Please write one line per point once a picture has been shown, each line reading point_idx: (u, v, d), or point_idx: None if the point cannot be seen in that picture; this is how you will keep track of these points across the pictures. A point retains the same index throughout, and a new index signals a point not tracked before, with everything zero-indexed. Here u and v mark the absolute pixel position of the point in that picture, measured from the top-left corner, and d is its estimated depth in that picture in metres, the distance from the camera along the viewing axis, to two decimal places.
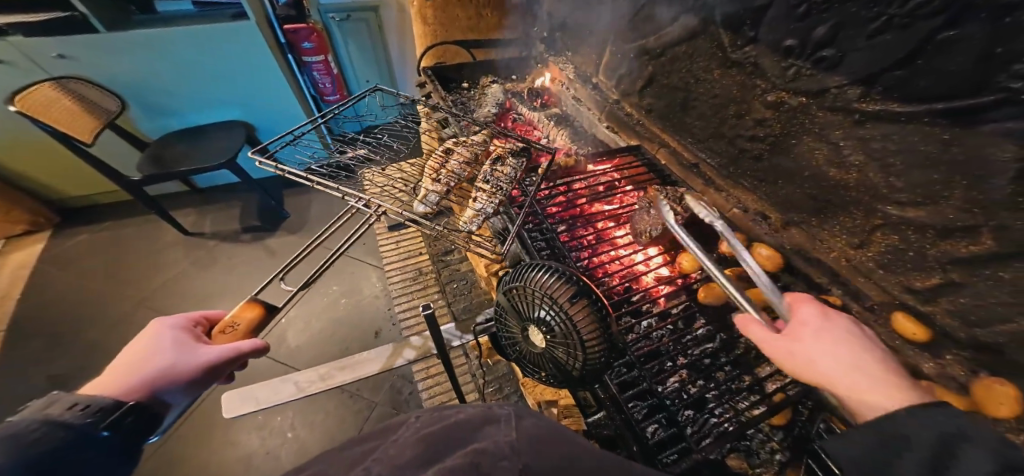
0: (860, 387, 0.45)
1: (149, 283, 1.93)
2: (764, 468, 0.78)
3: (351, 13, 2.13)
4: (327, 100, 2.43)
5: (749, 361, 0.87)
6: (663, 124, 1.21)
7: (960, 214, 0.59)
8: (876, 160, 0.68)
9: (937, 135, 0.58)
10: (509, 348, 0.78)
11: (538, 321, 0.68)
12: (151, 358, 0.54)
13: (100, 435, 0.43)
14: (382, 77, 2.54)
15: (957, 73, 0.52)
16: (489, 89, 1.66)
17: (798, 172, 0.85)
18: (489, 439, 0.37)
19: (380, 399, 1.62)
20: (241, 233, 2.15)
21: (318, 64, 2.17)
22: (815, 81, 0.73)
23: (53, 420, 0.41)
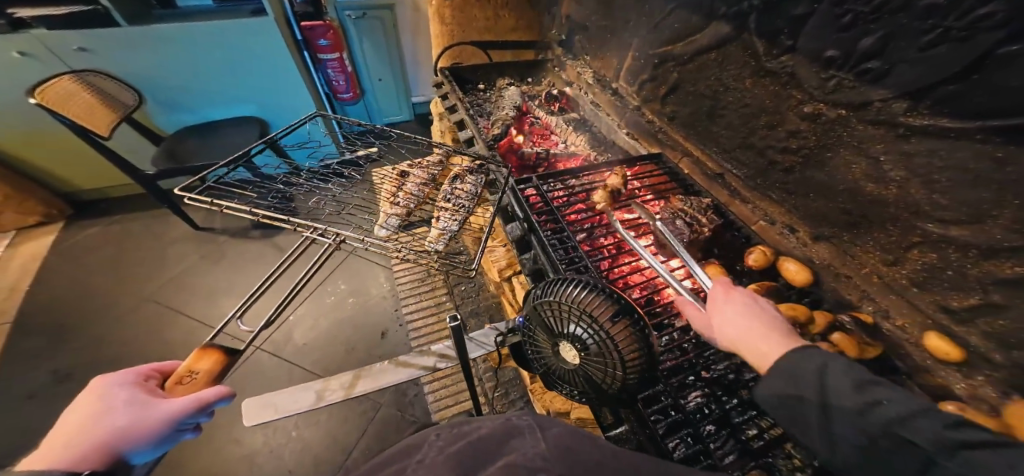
0: (756, 348, 0.53)
1: (158, 277, 1.93)
2: None
3: (367, 11, 2.11)
4: (340, 98, 2.43)
5: None
6: (686, 132, 1.19)
7: (1008, 235, 0.57)
8: (919, 176, 0.66)
9: (988, 153, 0.56)
10: (536, 363, 0.78)
11: (568, 335, 0.68)
12: (106, 420, 0.51)
13: None
14: (396, 77, 2.51)
15: (1019, 91, 0.50)
16: (506, 92, 1.64)
17: (832, 186, 0.83)
18: (516, 453, 0.37)
19: (385, 401, 1.59)
20: (251, 230, 2.14)
21: (333, 62, 2.17)
22: (857, 93, 0.71)
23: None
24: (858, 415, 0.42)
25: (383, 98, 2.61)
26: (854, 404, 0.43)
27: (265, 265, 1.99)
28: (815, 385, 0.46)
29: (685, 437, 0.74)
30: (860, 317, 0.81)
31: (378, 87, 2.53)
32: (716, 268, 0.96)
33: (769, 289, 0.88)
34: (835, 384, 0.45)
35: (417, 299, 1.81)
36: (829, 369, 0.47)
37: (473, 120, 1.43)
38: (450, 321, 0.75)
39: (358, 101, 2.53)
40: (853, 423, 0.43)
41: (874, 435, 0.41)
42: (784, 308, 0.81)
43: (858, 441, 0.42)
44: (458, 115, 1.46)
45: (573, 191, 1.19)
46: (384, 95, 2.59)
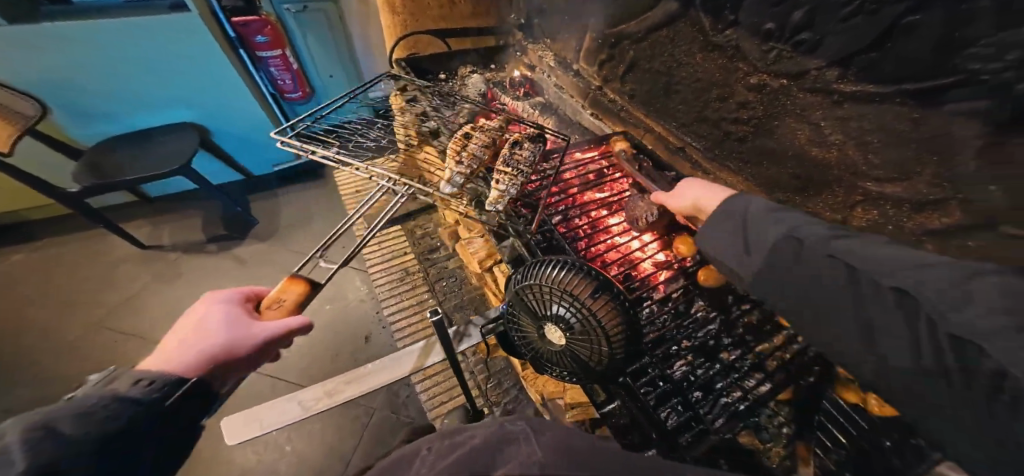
0: (710, 199, 0.75)
1: (114, 302, 1.81)
2: (773, 441, 0.94)
3: (308, 4, 1.91)
4: (288, 98, 2.23)
5: (749, 339, 0.96)
6: (646, 110, 1.21)
7: (931, 189, 0.64)
8: (854, 138, 0.72)
9: (907, 114, 0.62)
10: (523, 347, 0.81)
11: (552, 312, 0.72)
12: (215, 332, 0.63)
13: (166, 405, 0.50)
14: (350, 73, 2.35)
15: (919, 60, 0.56)
16: (469, 80, 1.59)
17: (781, 153, 0.88)
18: (515, 461, 0.33)
19: (378, 404, 1.58)
20: (207, 243, 2.03)
21: (276, 59, 1.99)
22: (795, 63, 0.75)
23: (124, 396, 0.47)
24: (765, 229, 0.56)
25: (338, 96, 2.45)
26: (766, 217, 0.57)
27: (228, 280, 1.89)
28: (738, 219, 0.61)
29: (675, 406, 0.84)
30: None
31: (332, 85, 2.35)
32: (686, 242, 1.07)
33: None
34: (753, 210, 0.60)
35: (398, 299, 1.75)
36: (754, 204, 0.61)
37: (438, 111, 1.39)
38: (432, 315, 0.75)
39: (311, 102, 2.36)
40: (763, 230, 0.56)
41: (775, 239, 0.54)
42: None
43: (765, 247, 0.55)
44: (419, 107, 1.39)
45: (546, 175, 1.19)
46: (338, 93, 2.43)
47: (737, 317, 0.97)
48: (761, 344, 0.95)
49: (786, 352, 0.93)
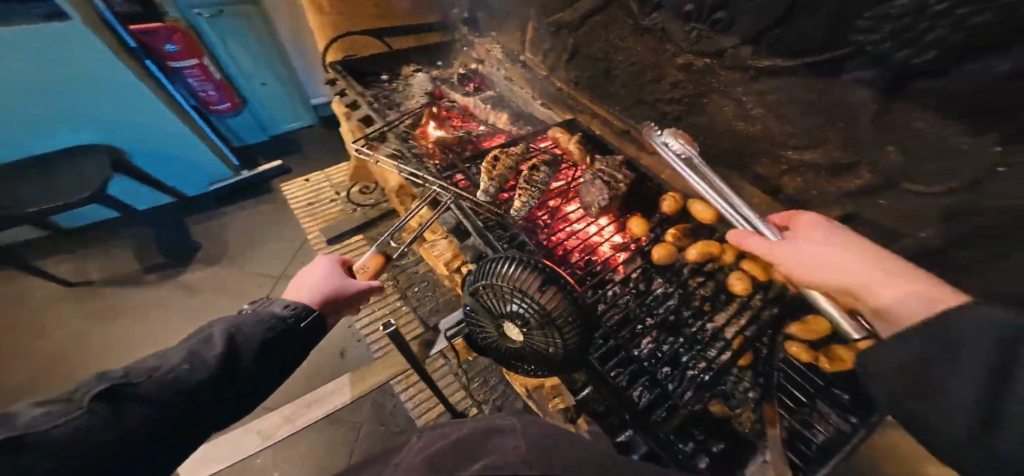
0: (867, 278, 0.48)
1: (73, 347, 1.72)
2: (741, 407, 0.88)
3: (224, 7, 1.86)
4: (215, 110, 2.16)
5: (707, 309, 0.97)
6: (591, 96, 1.24)
7: (844, 154, 0.70)
8: (773, 111, 0.77)
9: (814, 86, 0.67)
10: (482, 345, 0.81)
11: (508, 310, 0.70)
12: (324, 278, 0.76)
13: (298, 326, 0.67)
14: (282, 79, 2.30)
15: (814, 38, 0.62)
16: (414, 79, 1.57)
17: (712, 130, 0.92)
18: (497, 453, 0.36)
19: (364, 418, 1.59)
20: (146, 273, 1.94)
21: (192, 69, 1.91)
22: (713, 42, 0.78)
23: (276, 315, 0.66)
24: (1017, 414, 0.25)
25: (272, 103, 2.39)
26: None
27: (173, 311, 1.82)
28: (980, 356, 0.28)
29: (644, 384, 0.85)
30: None
31: (264, 92, 2.30)
32: (639, 221, 1.06)
33: (683, 231, 1.02)
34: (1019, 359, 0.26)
35: (370, 312, 1.73)
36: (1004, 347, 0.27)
37: (381, 114, 1.33)
38: (385, 329, 0.75)
39: (241, 111, 2.28)
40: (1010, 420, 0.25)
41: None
42: (703, 246, 0.99)
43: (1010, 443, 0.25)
44: (361, 111, 1.35)
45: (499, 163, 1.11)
46: (272, 100, 2.37)
47: (696, 286, 0.98)
48: (719, 314, 0.95)
49: (742, 319, 0.94)
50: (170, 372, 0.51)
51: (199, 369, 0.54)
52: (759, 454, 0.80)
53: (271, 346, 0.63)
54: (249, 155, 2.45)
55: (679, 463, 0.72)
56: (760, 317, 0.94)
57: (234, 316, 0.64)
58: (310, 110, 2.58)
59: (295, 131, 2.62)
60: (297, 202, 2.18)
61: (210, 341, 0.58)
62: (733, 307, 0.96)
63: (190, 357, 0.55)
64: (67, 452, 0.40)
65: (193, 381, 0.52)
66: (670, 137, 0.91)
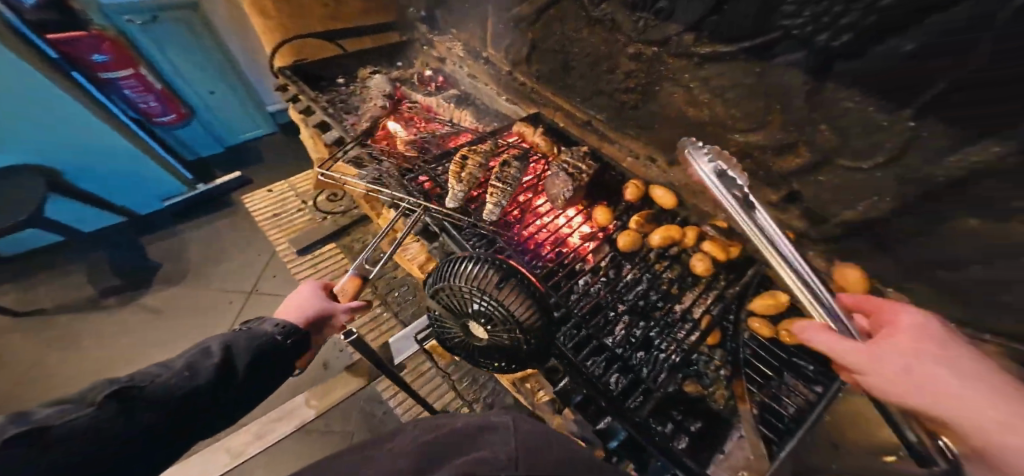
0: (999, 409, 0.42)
1: (39, 378, 1.65)
2: (714, 385, 0.90)
3: (158, 14, 1.79)
4: (159, 122, 2.06)
5: (676, 292, 0.99)
6: (553, 89, 1.24)
7: (783, 133, 0.78)
8: (717, 95, 0.83)
9: (750, 70, 0.74)
10: (449, 341, 0.80)
11: (472, 308, 0.69)
12: (312, 299, 0.76)
13: (285, 346, 0.66)
14: (232, 87, 2.24)
15: (745, 25, 0.69)
16: (371, 81, 1.51)
17: (666, 116, 0.98)
18: (490, 448, 0.31)
19: (354, 428, 1.56)
20: (103, 297, 1.87)
21: (128, 80, 1.83)
22: (659, 31, 0.83)
23: (264, 335, 0.65)
24: None
25: (224, 113, 2.32)
26: None
27: (138, 333, 1.77)
28: None
29: (618, 369, 0.85)
30: (718, 224, 0.99)
31: (213, 101, 2.23)
32: (603, 210, 1.07)
33: (646, 217, 1.04)
34: None
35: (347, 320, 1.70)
36: None
37: (337, 119, 1.31)
38: (346, 336, 0.78)
39: (189, 122, 2.19)
40: None
41: None
42: (665, 231, 1.00)
43: None
44: (315, 117, 1.31)
45: (463, 161, 1.11)
46: (224, 109, 2.30)
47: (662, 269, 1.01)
48: (686, 293, 0.98)
49: (708, 300, 0.96)
50: (172, 376, 0.52)
51: (197, 375, 0.54)
52: (735, 430, 0.83)
53: (264, 358, 0.63)
54: (203, 169, 2.36)
55: (656, 446, 0.70)
56: (724, 295, 0.95)
57: (226, 334, 0.63)
58: (267, 117, 2.52)
59: (253, 139, 2.55)
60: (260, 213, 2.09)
61: (206, 353, 0.58)
62: (698, 288, 0.98)
63: (189, 364, 0.55)
64: (72, 450, 0.40)
65: (194, 385, 0.53)
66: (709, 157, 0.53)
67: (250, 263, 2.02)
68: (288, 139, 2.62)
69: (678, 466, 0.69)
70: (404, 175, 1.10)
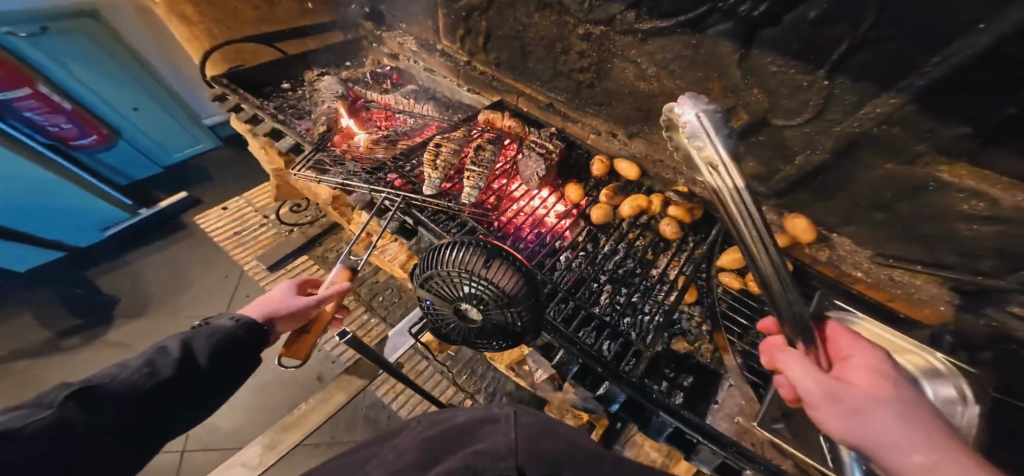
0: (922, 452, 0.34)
1: None
2: (699, 341, 0.95)
3: (47, 25, 1.55)
4: (75, 145, 1.86)
5: (651, 257, 1.03)
6: (513, 75, 1.27)
7: (724, 99, 0.86)
8: (664, 68, 0.90)
9: (690, 42, 0.82)
10: (447, 333, 0.80)
11: (467, 293, 0.70)
12: (274, 295, 0.73)
13: (240, 336, 0.63)
14: (156, 99, 2.06)
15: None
16: (320, 83, 1.40)
17: (620, 91, 1.03)
18: (489, 438, 0.36)
19: (359, 437, 1.54)
20: (63, 339, 1.76)
21: (27, 101, 1.61)
22: (603, 10, 0.89)
23: (217, 325, 0.63)
24: None
25: (152, 129, 2.13)
26: None
27: None
28: None
29: (609, 336, 0.88)
30: (679, 190, 1.03)
31: (138, 118, 2.04)
32: (575, 187, 1.11)
33: (615, 189, 1.08)
34: None
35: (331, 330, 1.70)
36: None
37: (288, 125, 1.25)
38: (342, 337, 0.80)
39: (113, 142, 2.01)
40: None
41: None
42: (635, 201, 1.05)
43: None
44: (265, 125, 1.26)
45: (433, 152, 1.11)
46: (150, 123, 2.11)
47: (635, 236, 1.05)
48: (661, 256, 1.03)
49: (681, 261, 1.01)
50: (132, 374, 0.50)
51: (160, 371, 0.53)
52: (724, 379, 0.89)
53: (227, 351, 0.61)
54: (146, 192, 2.22)
55: (657, 403, 0.75)
56: (695, 253, 1.01)
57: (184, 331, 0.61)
58: (206, 131, 2.36)
59: (195, 156, 2.40)
60: (222, 232, 2.10)
61: (165, 351, 0.56)
62: (672, 252, 1.03)
63: (149, 362, 0.53)
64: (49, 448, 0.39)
65: (159, 381, 0.52)
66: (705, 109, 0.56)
67: (222, 284, 1.94)
68: (235, 152, 2.50)
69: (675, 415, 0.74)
70: (373, 174, 1.08)
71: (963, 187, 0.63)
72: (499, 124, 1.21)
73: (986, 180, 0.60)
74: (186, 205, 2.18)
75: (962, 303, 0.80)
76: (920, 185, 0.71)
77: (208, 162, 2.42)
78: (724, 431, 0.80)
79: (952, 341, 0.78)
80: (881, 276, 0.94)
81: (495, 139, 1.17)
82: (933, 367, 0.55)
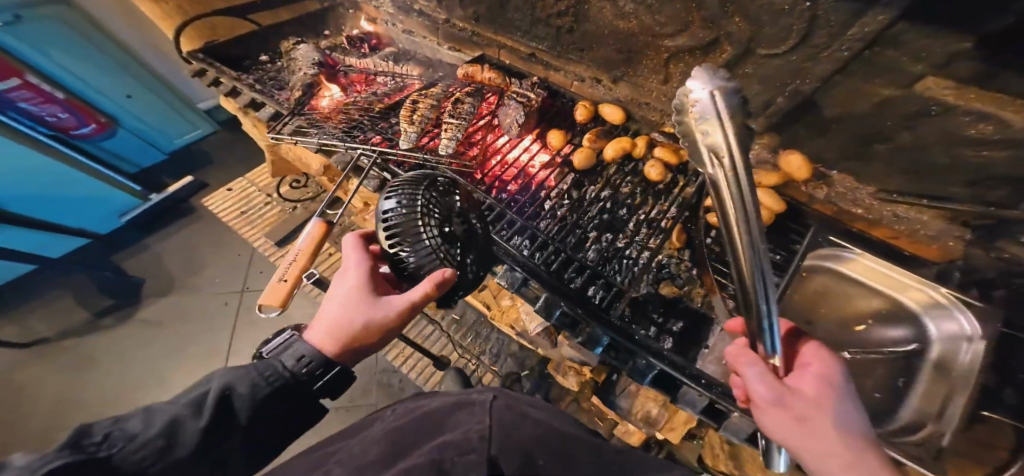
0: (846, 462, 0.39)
1: (60, 408, 1.70)
2: (688, 285, 0.96)
3: (22, 12, 1.53)
4: (77, 135, 1.92)
5: (636, 202, 1.03)
6: (493, 29, 1.24)
7: (704, 32, 0.83)
8: (641, 4, 0.87)
9: None
10: (462, 272, 0.65)
11: (420, 209, 0.65)
12: (344, 313, 0.57)
13: (293, 389, 0.51)
14: (142, 80, 2.05)
15: None
16: (297, 52, 1.38)
17: (599, 33, 1.01)
18: (460, 428, 0.39)
19: (376, 398, 1.68)
20: (99, 319, 1.91)
21: (20, 91, 1.65)
22: None
23: (282, 370, 0.51)
24: None
25: (148, 117, 2.17)
26: None
27: (143, 346, 1.83)
28: None
29: (597, 283, 0.89)
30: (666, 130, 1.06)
31: (132, 105, 2.07)
32: (557, 134, 1.10)
33: (599, 133, 1.08)
34: None
35: None
36: None
37: (266, 95, 1.25)
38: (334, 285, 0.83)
39: (113, 131, 2.05)
40: None
41: None
42: (618, 143, 1.06)
43: None
44: (243, 97, 1.25)
45: (412, 107, 1.12)
46: (145, 111, 2.14)
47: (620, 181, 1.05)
48: (651, 204, 1.03)
49: (669, 208, 1.01)
50: (147, 443, 0.39)
51: (178, 445, 0.40)
52: (715, 324, 0.88)
53: (280, 399, 0.50)
54: (154, 177, 2.29)
55: (638, 343, 0.78)
56: (679, 194, 1.02)
57: (234, 368, 0.50)
58: (202, 115, 2.40)
59: (195, 141, 2.44)
60: (228, 211, 2.17)
61: (201, 407, 0.44)
62: (657, 196, 1.03)
63: (171, 426, 0.41)
64: None
65: (170, 462, 0.40)
66: (722, 86, 0.55)
67: (235, 264, 2.04)
68: (233, 135, 2.52)
69: (657, 355, 0.77)
70: (349, 133, 1.10)
71: (971, 110, 0.61)
72: (480, 80, 1.20)
73: (999, 102, 0.57)
74: (193, 189, 2.26)
75: (973, 238, 0.80)
76: (922, 109, 0.68)
77: (207, 146, 2.45)
78: (713, 374, 0.79)
79: (961, 277, 0.78)
80: (885, 213, 0.94)
81: (475, 93, 1.17)
82: (934, 300, 0.70)
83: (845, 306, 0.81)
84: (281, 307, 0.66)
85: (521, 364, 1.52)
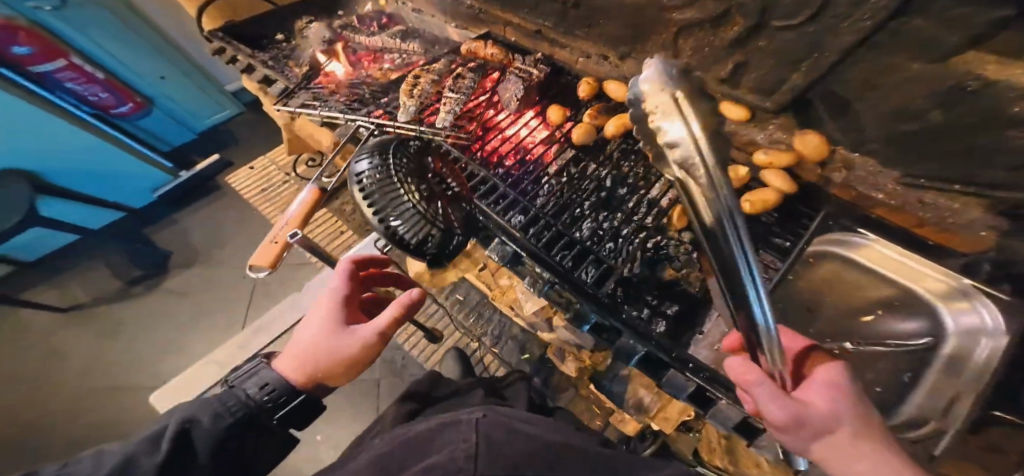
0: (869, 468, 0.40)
1: (95, 368, 1.85)
2: (686, 268, 0.90)
3: None
4: (117, 114, 2.05)
5: (634, 179, 1.03)
6: (501, 5, 1.22)
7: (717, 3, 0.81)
8: None
9: None
10: (437, 232, 0.70)
11: (392, 171, 0.73)
12: (316, 341, 0.60)
13: (256, 418, 0.53)
14: (178, 66, 2.14)
15: None
16: (310, 31, 1.42)
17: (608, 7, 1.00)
18: (446, 448, 0.41)
19: (380, 374, 1.76)
20: (131, 287, 2.05)
21: (65, 71, 1.77)
22: None
23: (244, 399, 0.53)
24: None
25: (180, 99, 2.26)
26: None
27: (169, 315, 1.96)
28: None
29: (592, 263, 0.87)
30: None
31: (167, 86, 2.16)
32: (557, 109, 1.10)
33: (601, 110, 1.07)
34: None
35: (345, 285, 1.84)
36: None
37: (278, 71, 1.30)
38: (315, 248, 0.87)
39: (149, 110, 2.16)
40: None
41: None
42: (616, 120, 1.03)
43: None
44: (258, 72, 1.31)
45: (416, 82, 1.15)
46: (178, 93, 2.23)
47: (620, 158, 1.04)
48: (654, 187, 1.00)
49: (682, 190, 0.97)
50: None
51: None
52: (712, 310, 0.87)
53: (243, 427, 0.52)
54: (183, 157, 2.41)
55: (625, 321, 0.78)
56: None
57: (196, 402, 0.52)
58: (229, 97, 2.48)
59: (223, 122, 2.54)
60: (248, 189, 2.26)
61: (159, 442, 0.47)
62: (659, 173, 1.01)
63: (126, 462, 0.44)
64: None
65: None
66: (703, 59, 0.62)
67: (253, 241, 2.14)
68: (256, 117, 2.61)
69: (646, 337, 0.76)
70: (353, 106, 1.13)
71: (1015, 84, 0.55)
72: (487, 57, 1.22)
73: None
74: (219, 168, 2.36)
75: None
76: (957, 86, 0.62)
77: (233, 127, 2.55)
78: (704, 360, 0.80)
79: (992, 269, 0.71)
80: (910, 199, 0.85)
81: (477, 69, 1.19)
82: (948, 289, 0.67)
83: (850, 292, 0.78)
84: (270, 267, 0.81)
85: (521, 348, 1.50)
